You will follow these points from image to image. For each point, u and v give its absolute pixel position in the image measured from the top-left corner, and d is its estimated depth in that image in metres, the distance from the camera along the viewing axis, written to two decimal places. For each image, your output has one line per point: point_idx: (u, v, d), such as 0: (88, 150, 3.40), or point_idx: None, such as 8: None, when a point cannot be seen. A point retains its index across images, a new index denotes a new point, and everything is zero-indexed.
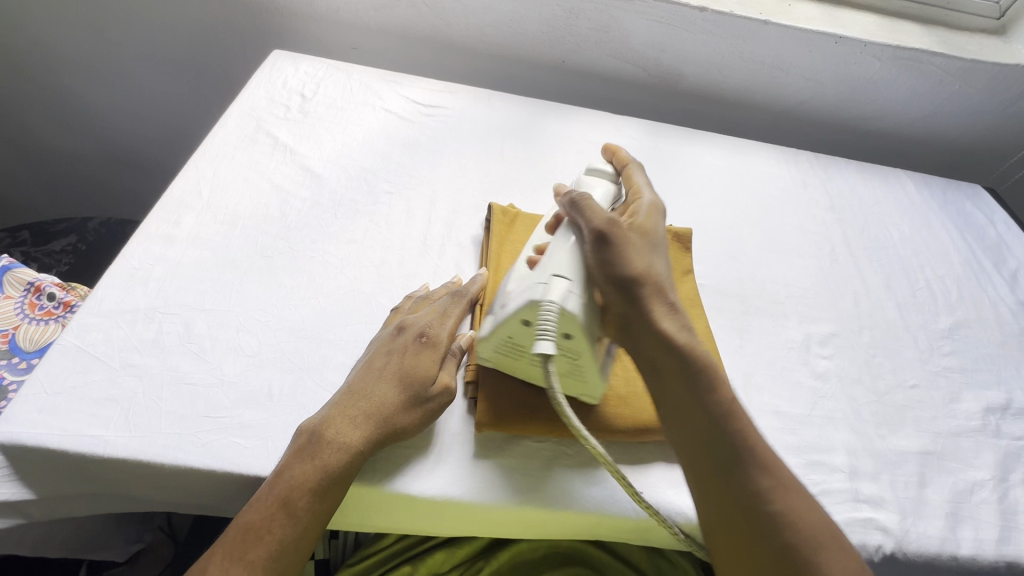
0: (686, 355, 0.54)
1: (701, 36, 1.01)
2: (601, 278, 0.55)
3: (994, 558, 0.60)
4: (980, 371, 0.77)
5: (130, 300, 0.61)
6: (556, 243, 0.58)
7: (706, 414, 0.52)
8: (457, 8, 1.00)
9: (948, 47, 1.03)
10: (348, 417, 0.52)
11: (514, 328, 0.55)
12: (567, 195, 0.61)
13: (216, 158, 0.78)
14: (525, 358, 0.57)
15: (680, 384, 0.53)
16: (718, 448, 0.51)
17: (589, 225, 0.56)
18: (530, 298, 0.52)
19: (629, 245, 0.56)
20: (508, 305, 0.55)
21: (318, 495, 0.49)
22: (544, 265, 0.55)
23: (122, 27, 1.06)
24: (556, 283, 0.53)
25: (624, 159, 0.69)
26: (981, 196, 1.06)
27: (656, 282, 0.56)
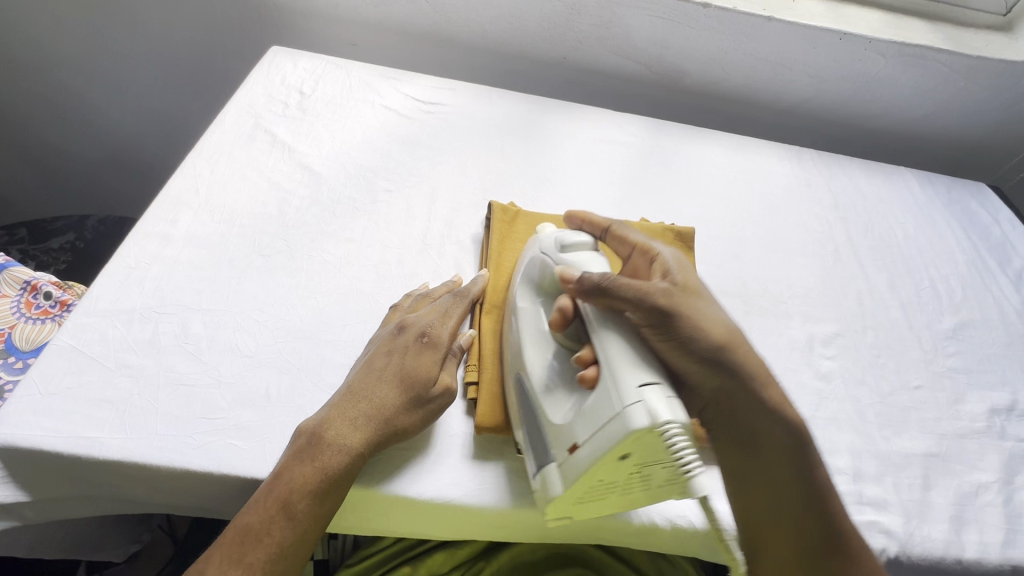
0: (785, 426, 0.54)
1: (703, 33, 1.00)
2: (687, 359, 0.51)
3: (999, 561, 0.59)
4: (985, 372, 0.77)
5: (126, 300, 0.60)
6: (606, 347, 0.48)
7: (802, 493, 0.53)
8: (457, 4, 0.99)
9: (954, 44, 1.02)
10: (348, 419, 0.51)
11: (614, 467, 0.45)
12: (587, 279, 0.51)
13: (213, 156, 0.77)
14: (624, 487, 0.47)
15: (785, 460, 0.53)
16: (807, 532, 0.52)
17: (645, 305, 0.50)
18: (631, 431, 0.42)
19: (699, 313, 0.52)
20: (593, 444, 0.45)
21: (317, 497, 0.48)
22: (610, 381, 0.46)
23: (120, 23, 1.05)
24: (649, 397, 0.43)
25: (600, 222, 0.64)
26: (985, 195, 1.05)
27: (744, 348, 0.54)
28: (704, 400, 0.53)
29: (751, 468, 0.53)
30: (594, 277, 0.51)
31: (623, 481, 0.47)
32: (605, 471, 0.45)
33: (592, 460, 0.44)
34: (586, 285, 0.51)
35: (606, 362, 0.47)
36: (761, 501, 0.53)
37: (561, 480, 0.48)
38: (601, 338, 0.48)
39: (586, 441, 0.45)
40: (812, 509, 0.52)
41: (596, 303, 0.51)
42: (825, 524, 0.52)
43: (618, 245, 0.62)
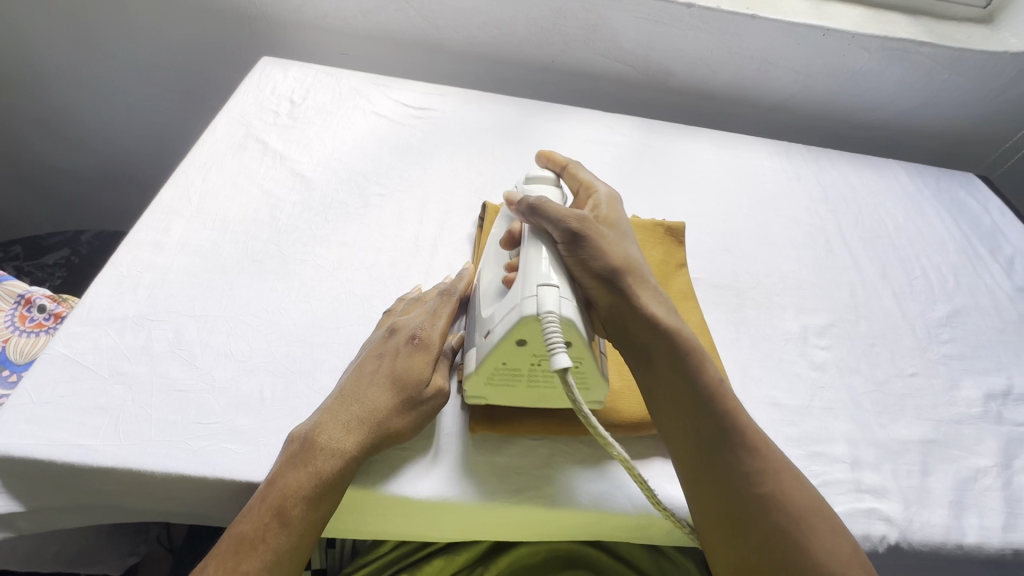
0: (676, 336, 0.53)
1: (689, 33, 1.01)
2: (582, 273, 0.54)
3: (1000, 545, 0.59)
4: (979, 358, 0.77)
5: (120, 307, 0.61)
6: (525, 252, 0.54)
7: (691, 391, 0.51)
8: (445, 11, 1.00)
9: (935, 37, 1.03)
10: (340, 422, 0.51)
11: (510, 352, 0.51)
12: (523, 200, 0.58)
13: (205, 165, 0.77)
14: (525, 379, 0.54)
15: (676, 362, 0.52)
16: (700, 427, 0.50)
17: (559, 222, 0.54)
18: (520, 316, 0.48)
19: (604, 239, 0.55)
20: (495, 330, 0.51)
21: (311, 503, 0.48)
22: (520, 278, 0.52)
23: (107, 37, 1.06)
24: (543, 293, 0.49)
25: (560, 161, 0.69)
26: (974, 184, 1.06)
27: (639, 273, 0.56)
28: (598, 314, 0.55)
29: (642, 375, 0.54)
30: (530, 199, 0.57)
31: (522, 370, 0.53)
32: (503, 355, 0.51)
33: (492, 344, 0.51)
34: (523, 206, 0.58)
35: (522, 265, 0.53)
36: (656, 404, 0.53)
37: (471, 364, 0.54)
38: (527, 249, 0.54)
39: (491, 330, 0.52)
40: (702, 402, 0.50)
41: (529, 222, 0.57)
42: (718, 416, 0.50)
43: (570, 181, 0.68)
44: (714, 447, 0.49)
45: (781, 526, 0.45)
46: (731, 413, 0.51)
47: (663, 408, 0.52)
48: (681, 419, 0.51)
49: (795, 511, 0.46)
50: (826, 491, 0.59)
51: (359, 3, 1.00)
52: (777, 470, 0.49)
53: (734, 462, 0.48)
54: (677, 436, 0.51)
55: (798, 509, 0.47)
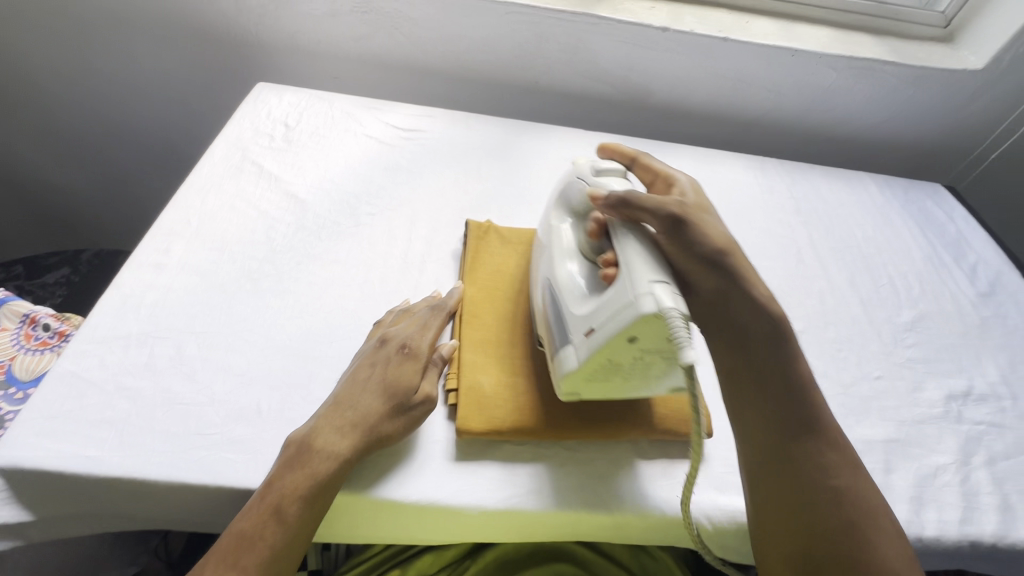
0: (773, 321, 0.60)
1: (666, 55, 1.07)
2: (688, 261, 0.61)
3: (957, 538, 0.62)
4: (942, 361, 0.81)
5: (124, 326, 0.64)
6: (624, 249, 0.55)
7: (781, 381, 0.57)
8: (433, 37, 1.05)
9: (899, 56, 1.09)
10: (334, 426, 0.55)
11: (620, 348, 0.53)
12: (615, 193, 0.59)
13: (203, 188, 0.81)
14: (624, 373, 0.56)
15: (770, 348, 0.59)
16: (786, 414, 0.55)
17: (661, 213, 0.59)
18: (640, 314, 0.49)
19: (704, 225, 0.63)
20: (603, 328, 0.53)
21: (308, 501, 0.51)
22: (629, 276, 0.52)
23: (111, 64, 1.11)
24: (658, 290, 0.50)
25: (628, 153, 0.74)
26: (940, 195, 1.11)
27: (738, 257, 0.64)
28: (701, 298, 0.62)
29: (737, 357, 0.59)
30: (619, 193, 0.59)
31: (625, 365, 0.55)
32: (612, 351, 0.53)
33: (603, 342, 0.52)
34: (613, 200, 0.59)
35: (625, 261, 0.54)
36: (746, 388, 0.58)
37: (573, 361, 0.56)
38: (621, 240, 0.56)
39: (597, 327, 0.53)
40: (790, 394, 0.56)
41: (620, 214, 0.59)
42: (805, 410, 0.56)
43: (642, 172, 0.73)
44: (798, 436, 0.54)
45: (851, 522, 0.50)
46: (813, 407, 0.56)
47: (752, 395, 0.57)
48: (771, 409, 0.56)
49: (864, 506, 0.51)
50: None
51: (351, 30, 1.05)
52: (854, 471, 0.53)
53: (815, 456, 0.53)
54: (763, 422, 0.56)
55: (867, 505, 0.51)
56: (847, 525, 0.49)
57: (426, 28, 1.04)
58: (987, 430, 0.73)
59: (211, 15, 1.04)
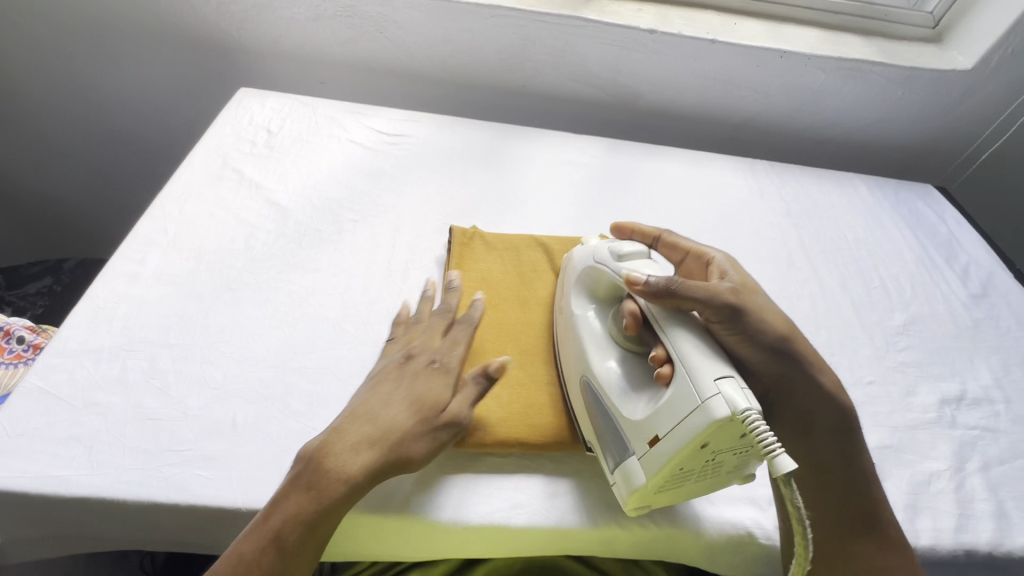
0: (840, 412, 0.60)
1: (654, 57, 1.06)
2: (755, 350, 0.57)
3: (952, 547, 0.61)
4: (935, 365, 0.80)
5: (95, 339, 0.62)
6: (678, 346, 0.51)
7: (846, 476, 0.58)
8: (419, 41, 1.04)
9: (888, 56, 1.08)
10: (350, 443, 0.51)
11: (692, 456, 0.48)
12: (654, 282, 0.54)
13: (182, 196, 0.79)
14: (694, 477, 0.51)
15: (836, 440, 0.59)
16: (849, 506, 0.57)
17: (716, 302, 0.55)
18: (714, 421, 0.45)
19: (759, 308, 0.58)
20: (671, 437, 0.48)
21: (311, 528, 0.48)
22: (691, 377, 0.49)
23: (92, 71, 1.09)
24: (727, 389, 0.47)
25: (650, 232, 0.71)
26: (931, 195, 1.10)
27: (799, 337, 0.61)
28: (768, 383, 0.59)
29: (802, 443, 0.59)
30: (660, 280, 0.54)
31: (696, 471, 0.50)
32: (683, 461, 0.48)
33: (674, 452, 0.48)
34: (654, 288, 0.54)
35: (683, 360, 0.50)
36: (808, 477, 0.58)
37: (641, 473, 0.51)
38: (672, 335, 0.52)
39: (665, 435, 0.49)
40: (855, 489, 0.58)
41: (663, 304, 0.54)
42: (868, 506, 0.57)
43: (670, 252, 0.69)
44: (858, 529, 0.56)
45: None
46: (875, 501, 0.57)
47: (818, 487, 0.58)
48: (835, 504, 0.57)
49: None
50: None
51: (335, 35, 1.04)
52: (914, 574, 0.54)
53: (874, 557, 0.54)
54: (827, 513, 0.57)
55: None
56: None
57: (412, 32, 1.03)
58: (981, 435, 0.72)
59: (192, 20, 1.03)
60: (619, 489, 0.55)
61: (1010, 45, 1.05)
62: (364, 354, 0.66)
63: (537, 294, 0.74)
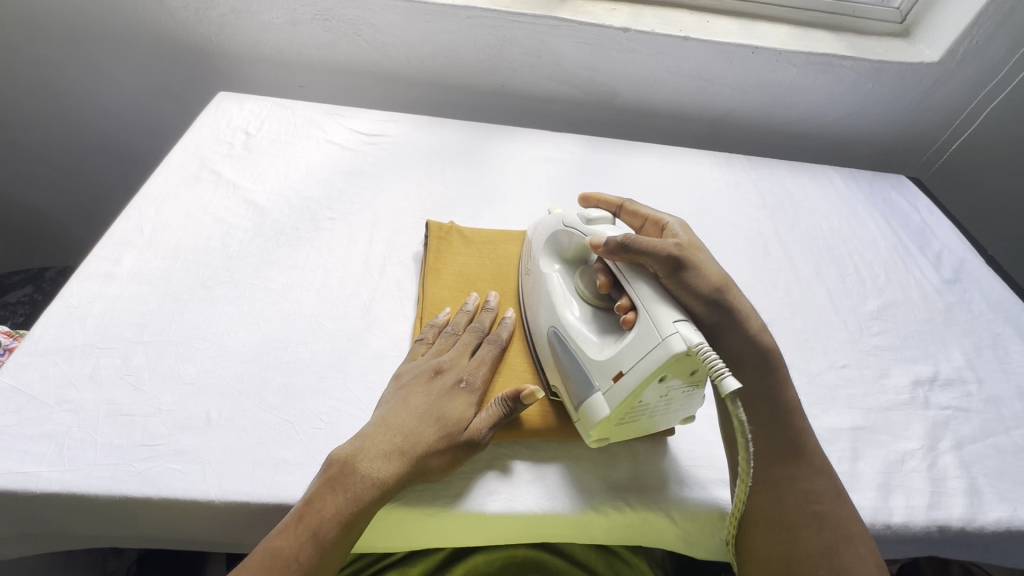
0: (768, 357, 0.60)
1: (628, 55, 1.07)
2: (689, 296, 0.58)
3: (925, 523, 0.62)
4: (908, 348, 0.81)
5: (68, 337, 0.62)
6: (639, 293, 0.54)
7: (772, 412, 0.59)
8: (397, 43, 1.05)
9: (857, 51, 1.11)
10: (381, 450, 0.53)
11: (650, 388, 0.52)
12: (613, 240, 0.57)
13: (159, 197, 0.80)
14: (649, 411, 0.55)
15: (764, 379, 0.60)
16: (775, 441, 0.57)
17: (659, 255, 0.56)
18: (673, 354, 0.49)
19: (701, 263, 0.60)
20: (634, 371, 0.52)
21: (345, 528, 0.49)
22: (651, 318, 0.52)
23: (72, 80, 1.09)
24: (684, 328, 0.50)
25: (614, 201, 0.72)
26: (905, 185, 1.12)
27: (736, 292, 0.61)
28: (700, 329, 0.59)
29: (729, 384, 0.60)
30: (618, 237, 0.57)
31: (652, 404, 0.54)
32: (643, 393, 0.52)
33: (635, 386, 0.51)
34: (612, 246, 0.57)
35: (643, 304, 0.53)
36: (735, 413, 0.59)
37: (604, 408, 0.54)
38: (636, 286, 0.55)
39: (628, 370, 0.52)
40: (781, 424, 0.58)
41: (620, 260, 0.58)
42: (793, 442, 0.58)
43: (631, 220, 0.71)
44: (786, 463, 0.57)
45: (826, 547, 0.53)
46: (801, 436, 0.58)
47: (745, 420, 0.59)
48: (763, 432, 0.58)
49: (846, 535, 0.53)
50: None
51: (314, 38, 1.05)
52: (839, 503, 0.55)
53: (800, 481, 0.56)
54: (757, 443, 0.58)
55: (849, 533, 0.54)
56: (828, 551, 0.53)
57: (390, 34, 1.04)
58: (954, 415, 0.73)
59: (169, 26, 1.03)
60: (580, 426, 0.57)
61: (975, 38, 1.08)
62: (341, 347, 0.67)
63: (515, 285, 0.75)
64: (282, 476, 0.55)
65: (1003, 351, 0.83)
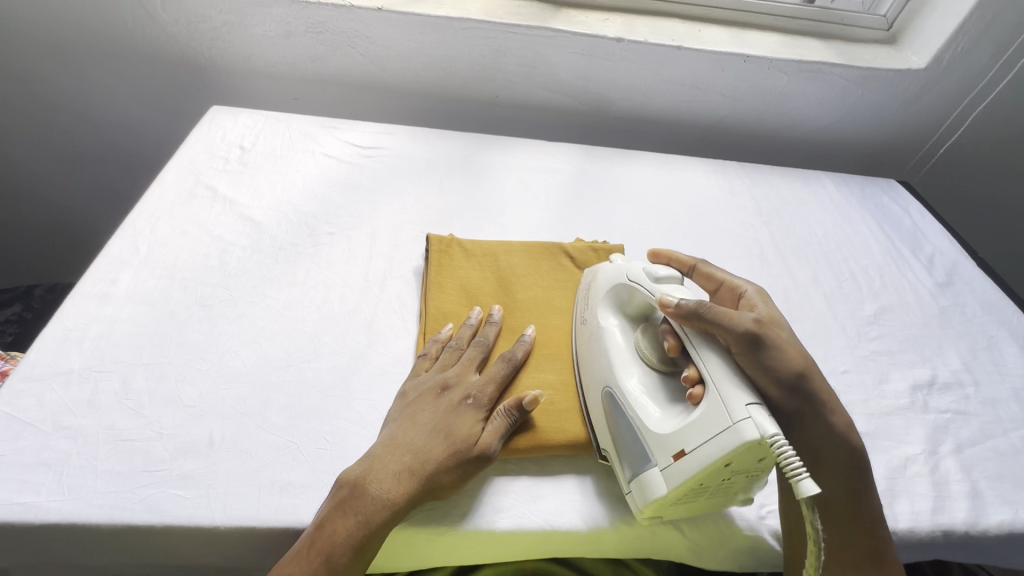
0: (842, 442, 0.59)
1: (622, 64, 1.08)
2: (765, 379, 0.56)
3: (930, 528, 0.62)
4: (905, 352, 0.82)
5: (65, 361, 0.61)
6: (709, 366, 0.53)
7: (858, 517, 0.57)
8: (391, 54, 1.05)
9: (846, 58, 1.12)
10: (391, 471, 0.52)
11: (714, 472, 0.50)
12: (685, 305, 0.55)
13: (154, 215, 0.79)
14: (706, 493, 0.53)
15: (842, 473, 0.59)
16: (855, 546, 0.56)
17: (734, 330, 0.54)
18: (745, 441, 0.47)
19: (782, 342, 0.58)
20: (697, 454, 0.50)
21: (357, 551, 0.49)
22: (721, 398, 0.50)
23: (60, 94, 1.08)
24: (757, 413, 0.49)
25: (686, 261, 0.71)
26: (895, 189, 1.14)
27: (816, 375, 0.60)
28: (778, 416, 0.57)
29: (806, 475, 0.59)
30: (692, 302, 0.55)
31: (712, 486, 0.53)
32: (705, 476, 0.51)
33: (698, 468, 0.50)
34: (684, 311, 0.55)
35: (713, 380, 0.52)
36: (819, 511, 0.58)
37: (661, 486, 0.53)
38: (704, 356, 0.53)
39: (692, 451, 0.51)
40: (862, 527, 0.57)
41: (692, 326, 0.55)
42: (872, 547, 0.56)
43: (704, 281, 0.70)
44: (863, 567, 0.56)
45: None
46: (881, 542, 0.57)
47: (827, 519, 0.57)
48: (841, 534, 0.57)
49: None
50: (764, 490, 0.63)
51: (307, 51, 1.04)
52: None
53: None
54: (835, 544, 0.57)
55: None
56: None
57: (384, 45, 1.04)
58: (953, 418, 0.74)
59: (160, 40, 1.02)
60: (632, 497, 0.56)
61: (960, 44, 1.10)
62: (344, 365, 0.66)
63: (517, 297, 0.74)
64: (288, 499, 0.54)
65: (997, 353, 0.84)
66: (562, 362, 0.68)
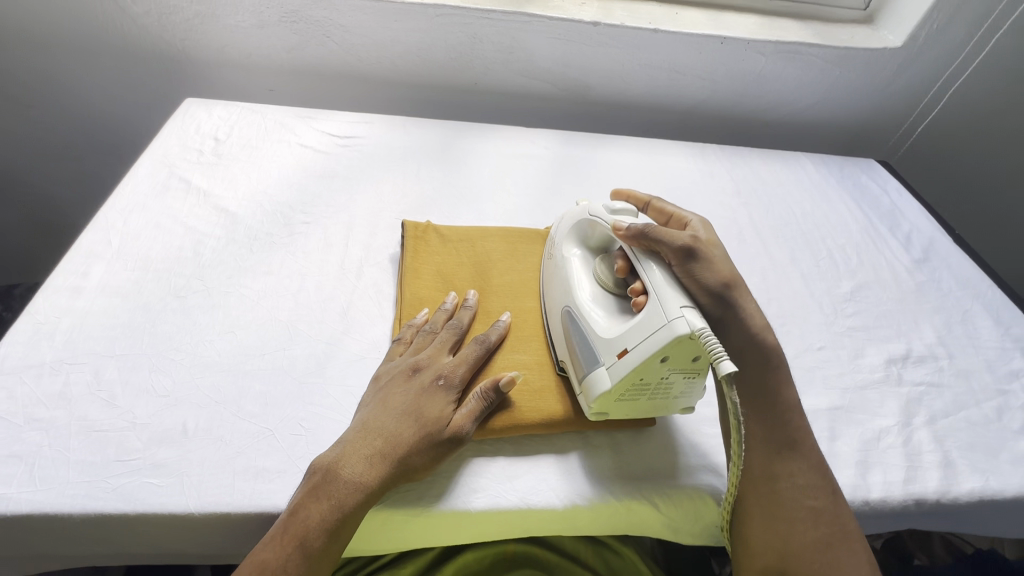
0: (767, 349, 0.60)
1: (599, 49, 1.08)
2: (697, 289, 0.58)
3: (901, 497, 0.63)
4: (880, 327, 0.83)
5: (36, 355, 0.60)
6: (652, 276, 0.57)
7: (775, 407, 0.58)
8: (366, 44, 1.04)
9: (824, 38, 1.12)
10: (362, 455, 0.52)
11: (652, 368, 0.54)
12: (633, 227, 0.60)
13: (127, 208, 0.78)
14: (648, 392, 0.57)
15: (761, 372, 0.59)
16: (773, 434, 0.57)
17: (672, 245, 0.58)
18: (677, 335, 0.51)
19: (713, 257, 0.61)
20: (638, 349, 0.54)
21: (332, 534, 0.49)
22: (658, 301, 0.54)
23: (31, 91, 1.07)
24: (690, 313, 0.52)
25: (643, 199, 0.73)
26: (874, 168, 1.14)
27: (744, 291, 0.61)
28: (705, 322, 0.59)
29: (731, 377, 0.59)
30: (639, 225, 0.60)
31: (652, 385, 0.56)
32: (643, 371, 0.54)
33: (639, 362, 0.53)
34: (633, 233, 0.59)
35: (654, 289, 0.55)
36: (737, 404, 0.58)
37: (604, 381, 0.56)
38: (647, 269, 0.57)
39: (633, 348, 0.54)
40: (779, 418, 0.58)
41: (638, 246, 0.60)
42: (791, 435, 0.57)
43: (657, 216, 0.71)
44: (784, 454, 0.56)
45: (822, 540, 0.53)
46: (798, 431, 0.58)
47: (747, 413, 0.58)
48: (766, 428, 0.57)
49: (834, 526, 0.53)
50: None
51: (281, 40, 1.03)
52: (835, 504, 0.55)
53: (798, 475, 0.55)
54: (754, 433, 0.57)
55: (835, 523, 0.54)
56: (822, 544, 0.52)
57: (358, 35, 1.03)
58: (926, 391, 0.75)
59: (130, 33, 1.01)
60: (582, 398, 0.60)
61: (935, 22, 1.10)
62: (320, 351, 0.66)
63: (493, 282, 0.74)
64: (263, 484, 0.54)
65: (972, 327, 0.85)
66: (538, 343, 0.68)
